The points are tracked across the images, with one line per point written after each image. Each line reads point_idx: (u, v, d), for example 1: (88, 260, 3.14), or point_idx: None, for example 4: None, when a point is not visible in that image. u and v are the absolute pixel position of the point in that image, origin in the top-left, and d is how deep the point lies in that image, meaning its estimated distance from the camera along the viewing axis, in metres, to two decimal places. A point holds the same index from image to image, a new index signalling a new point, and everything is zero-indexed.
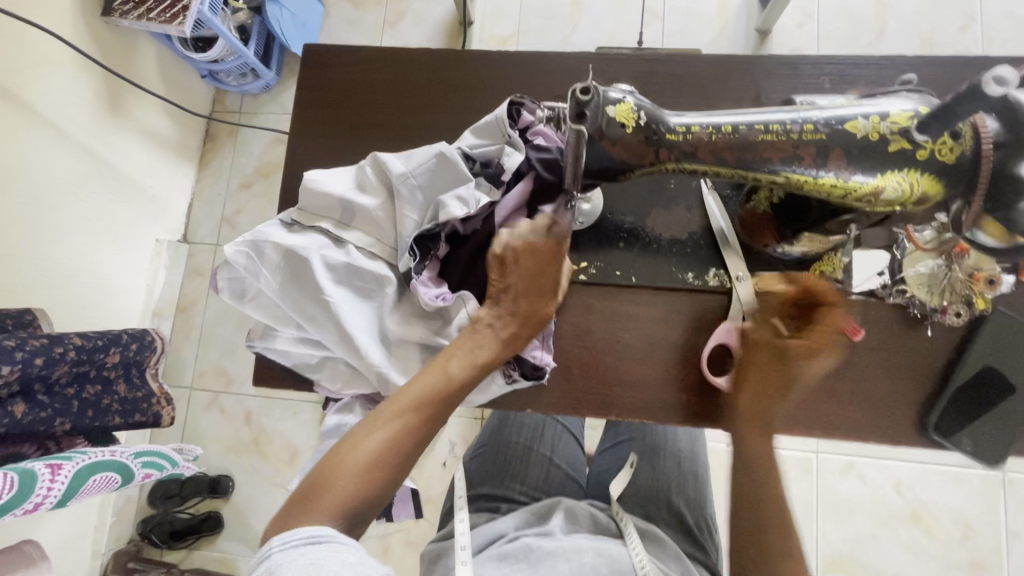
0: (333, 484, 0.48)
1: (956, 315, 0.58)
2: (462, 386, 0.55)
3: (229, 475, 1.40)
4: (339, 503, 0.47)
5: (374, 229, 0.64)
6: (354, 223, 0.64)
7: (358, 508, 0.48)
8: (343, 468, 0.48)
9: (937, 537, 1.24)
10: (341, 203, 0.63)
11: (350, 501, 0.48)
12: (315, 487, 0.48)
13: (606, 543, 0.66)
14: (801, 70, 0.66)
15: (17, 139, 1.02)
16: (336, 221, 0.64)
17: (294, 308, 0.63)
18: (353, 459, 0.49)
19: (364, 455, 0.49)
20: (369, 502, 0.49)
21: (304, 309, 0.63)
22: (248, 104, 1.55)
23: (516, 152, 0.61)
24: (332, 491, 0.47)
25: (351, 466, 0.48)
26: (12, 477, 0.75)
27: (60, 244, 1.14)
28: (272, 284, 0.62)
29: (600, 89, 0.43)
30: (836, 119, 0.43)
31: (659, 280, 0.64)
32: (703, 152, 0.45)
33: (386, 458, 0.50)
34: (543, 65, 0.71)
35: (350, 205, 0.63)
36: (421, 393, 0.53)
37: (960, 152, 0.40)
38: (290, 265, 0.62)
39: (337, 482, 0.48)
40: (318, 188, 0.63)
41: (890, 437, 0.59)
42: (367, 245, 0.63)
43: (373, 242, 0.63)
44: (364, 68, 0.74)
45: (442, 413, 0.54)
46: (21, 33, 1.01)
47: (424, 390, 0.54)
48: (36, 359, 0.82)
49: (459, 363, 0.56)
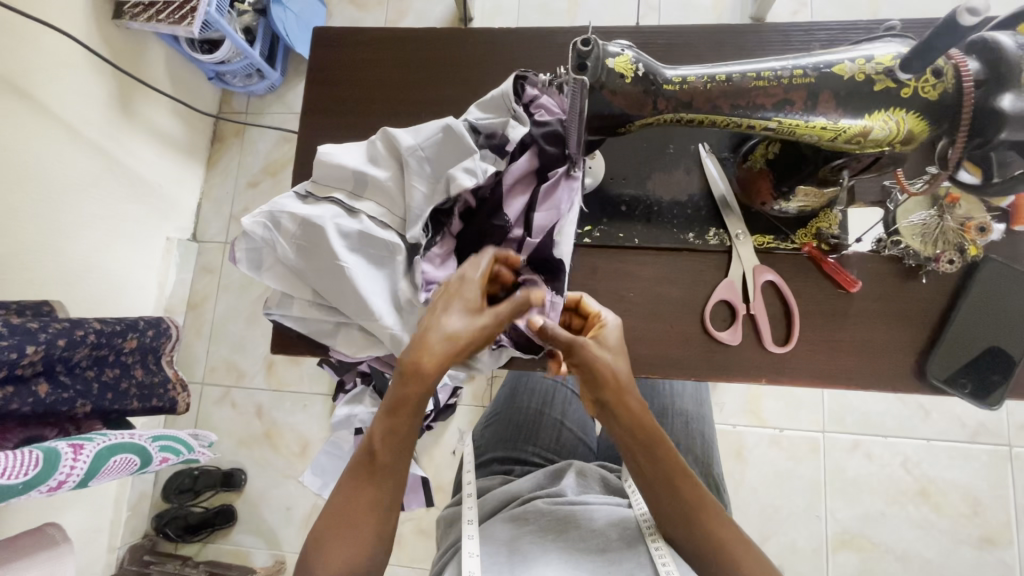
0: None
1: (949, 263, 0.60)
2: (390, 447, 0.53)
3: (242, 468, 1.42)
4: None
5: (384, 200, 0.65)
6: (365, 194, 0.64)
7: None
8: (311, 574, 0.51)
9: (945, 513, 1.24)
10: (353, 175, 0.64)
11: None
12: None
13: (615, 505, 0.67)
14: (791, 37, 0.68)
15: (32, 137, 1.06)
16: (349, 193, 0.65)
17: (311, 276, 0.64)
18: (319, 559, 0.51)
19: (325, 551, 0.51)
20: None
21: (320, 276, 0.64)
22: (255, 104, 1.58)
23: (521, 125, 0.62)
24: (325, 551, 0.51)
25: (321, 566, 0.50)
26: (36, 455, 0.77)
27: (74, 240, 1.17)
28: (289, 254, 0.64)
29: (599, 42, 0.45)
30: (824, 64, 0.45)
31: (663, 240, 0.66)
32: (699, 102, 0.48)
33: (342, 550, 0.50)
34: (543, 43, 0.74)
35: (362, 178, 0.64)
36: (354, 470, 0.53)
37: (943, 89, 0.43)
38: (303, 233, 0.62)
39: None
40: (330, 163, 0.64)
41: (888, 384, 0.61)
42: (379, 215, 0.64)
43: (384, 213, 0.64)
44: (370, 51, 0.77)
45: (388, 482, 0.53)
46: (36, 34, 1.05)
47: (358, 465, 0.53)
48: (58, 341, 0.84)
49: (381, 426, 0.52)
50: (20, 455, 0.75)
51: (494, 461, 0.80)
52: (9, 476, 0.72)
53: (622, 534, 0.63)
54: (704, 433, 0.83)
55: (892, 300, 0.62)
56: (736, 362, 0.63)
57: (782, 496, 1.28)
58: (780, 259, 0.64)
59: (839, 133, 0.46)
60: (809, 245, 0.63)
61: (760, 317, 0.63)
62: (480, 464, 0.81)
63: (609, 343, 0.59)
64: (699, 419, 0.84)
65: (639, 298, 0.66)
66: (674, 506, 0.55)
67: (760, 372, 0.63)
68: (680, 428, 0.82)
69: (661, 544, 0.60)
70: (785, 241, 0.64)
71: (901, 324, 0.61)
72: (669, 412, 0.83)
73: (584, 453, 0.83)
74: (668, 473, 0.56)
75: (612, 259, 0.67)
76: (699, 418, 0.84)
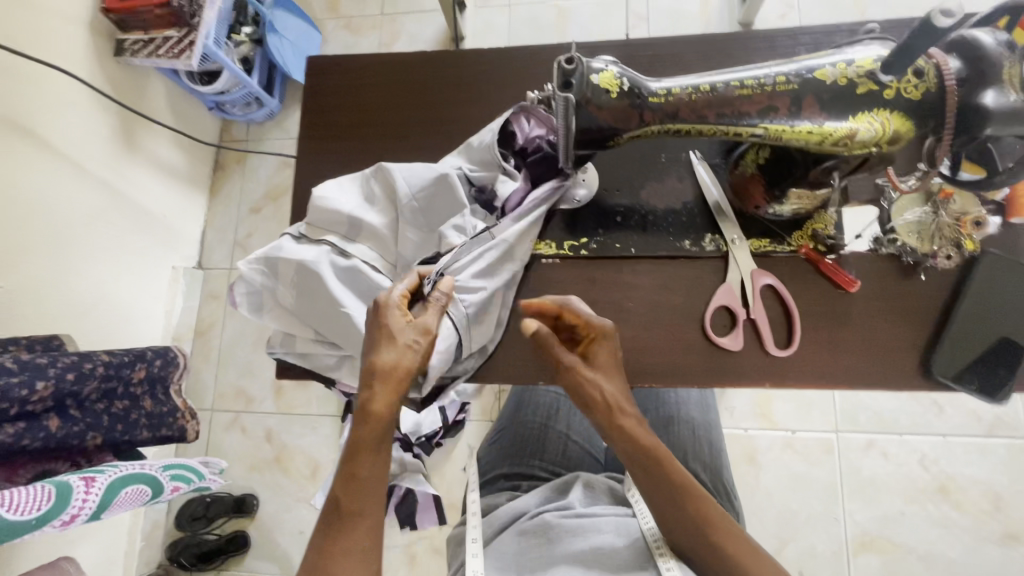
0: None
1: (946, 258, 0.60)
2: (361, 493, 0.52)
3: (254, 493, 1.42)
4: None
5: (378, 245, 0.67)
6: (360, 237, 0.67)
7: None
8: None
9: (967, 510, 1.22)
10: (348, 219, 0.66)
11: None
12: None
13: (624, 516, 0.67)
14: (777, 43, 0.69)
15: (39, 174, 1.08)
16: (343, 236, 0.67)
17: (309, 314, 0.65)
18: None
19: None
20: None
21: (318, 314, 0.65)
22: (254, 131, 1.61)
23: (510, 181, 0.66)
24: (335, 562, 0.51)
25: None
26: (48, 489, 0.77)
27: (81, 273, 1.18)
28: (287, 295, 0.66)
29: (583, 59, 0.47)
30: (806, 70, 0.46)
31: (659, 249, 0.66)
32: (685, 112, 0.48)
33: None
34: (532, 60, 0.76)
35: (357, 223, 0.66)
36: (326, 528, 0.52)
37: (925, 89, 0.43)
38: (299, 275, 0.65)
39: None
40: (325, 206, 0.66)
41: (894, 383, 0.60)
42: (372, 258, 0.67)
43: (378, 256, 0.67)
44: (365, 76, 0.79)
45: (363, 536, 0.51)
46: (39, 75, 1.08)
47: (331, 522, 0.52)
48: (67, 375, 0.84)
49: (346, 473, 0.52)
50: (32, 491, 0.76)
51: (502, 477, 0.80)
52: (20, 512, 0.72)
53: (633, 545, 0.62)
54: (713, 440, 0.82)
55: (893, 297, 0.61)
56: (740, 368, 0.63)
57: (799, 500, 1.26)
58: (778, 261, 0.64)
59: (826, 136, 0.46)
60: (805, 247, 0.63)
61: (759, 320, 0.63)
62: (487, 480, 0.80)
63: (600, 362, 0.59)
64: (707, 427, 0.83)
65: (639, 307, 0.66)
66: (685, 519, 0.56)
67: (763, 377, 0.62)
68: (688, 436, 0.81)
69: (671, 559, 0.60)
70: (781, 244, 0.64)
71: (903, 321, 0.61)
72: (677, 420, 0.83)
73: (593, 466, 0.82)
74: (672, 488, 0.56)
75: (609, 269, 0.67)
76: (707, 425, 0.83)
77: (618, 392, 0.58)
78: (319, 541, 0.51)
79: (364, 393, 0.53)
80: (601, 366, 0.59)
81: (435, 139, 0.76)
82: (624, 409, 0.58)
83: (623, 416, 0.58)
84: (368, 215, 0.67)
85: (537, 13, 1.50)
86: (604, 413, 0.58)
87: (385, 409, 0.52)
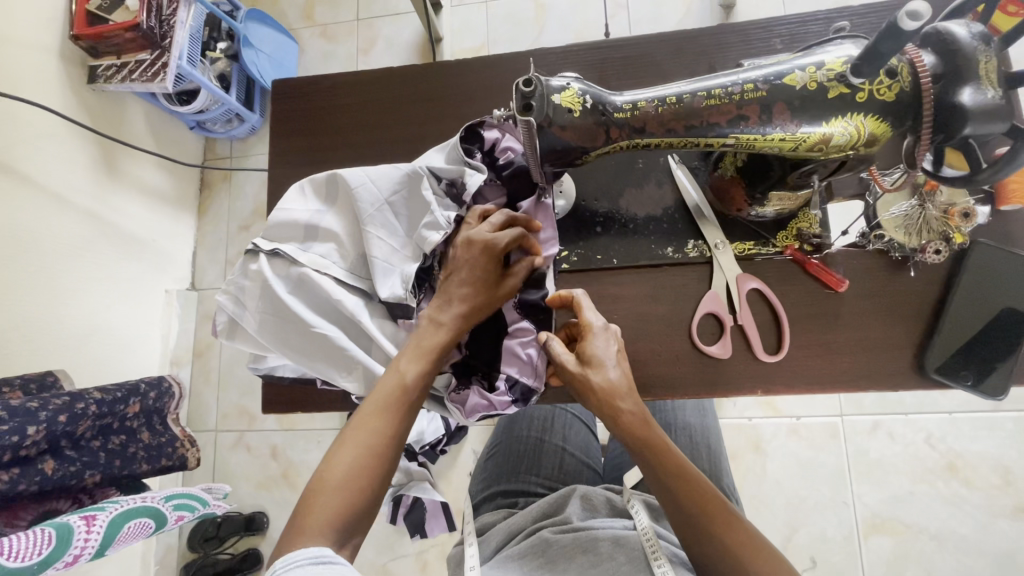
0: (317, 512, 0.48)
1: (936, 253, 0.57)
2: (421, 382, 0.56)
3: (263, 511, 1.42)
4: (327, 526, 0.48)
5: (338, 245, 0.66)
6: (319, 240, 0.66)
7: (347, 520, 0.49)
8: (321, 497, 0.49)
9: (976, 486, 1.21)
10: (305, 227, 0.66)
11: (340, 517, 0.49)
12: (297, 518, 0.48)
13: (620, 528, 0.66)
14: (752, 35, 0.67)
15: (24, 211, 1.06)
16: (302, 242, 0.66)
17: (276, 338, 0.65)
18: (332, 482, 0.50)
19: (342, 477, 0.50)
20: (358, 517, 0.50)
21: (285, 338, 0.65)
22: (238, 148, 1.59)
23: (477, 173, 0.62)
24: (316, 511, 0.48)
25: (336, 487, 0.50)
26: (49, 532, 0.75)
27: (72, 306, 1.16)
28: (252, 320, 0.66)
29: (542, 80, 0.46)
30: (774, 75, 0.44)
31: (641, 258, 0.65)
32: (651, 126, 0.47)
33: (363, 476, 0.51)
34: (502, 67, 0.74)
35: (314, 229, 0.66)
36: (385, 399, 0.55)
37: (899, 88, 0.41)
38: (263, 299, 0.65)
39: (323, 507, 0.49)
40: (284, 217, 0.66)
41: (888, 382, 0.59)
42: (333, 259, 0.66)
43: (338, 256, 0.66)
44: (334, 94, 0.77)
45: (411, 417, 0.56)
46: (17, 111, 1.05)
47: (389, 394, 0.55)
48: (59, 416, 0.81)
49: (421, 363, 0.57)
50: (31, 535, 0.73)
51: (498, 494, 0.79)
52: (20, 559, 0.70)
53: (631, 557, 0.62)
54: (711, 444, 0.82)
55: (883, 293, 0.60)
56: (729, 376, 0.62)
57: (808, 486, 1.25)
58: (763, 264, 0.63)
59: (799, 142, 0.45)
60: (790, 248, 0.62)
61: (747, 326, 0.61)
62: (483, 498, 0.80)
63: (598, 354, 0.59)
64: (704, 430, 0.83)
65: (625, 319, 0.65)
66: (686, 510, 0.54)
67: (754, 384, 0.61)
68: (685, 444, 0.81)
69: (667, 566, 0.60)
70: (766, 245, 0.62)
71: (894, 317, 0.60)
72: (673, 427, 0.83)
73: (590, 477, 0.82)
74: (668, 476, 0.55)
75: (594, 281, 0.66)
76: (703, 429, 0.83)
77: (619, 382, 0.58)
78: (372, 407, 0.54)
79: (452, 306, 0.59)
80: (616, 384, 0.58)
81: (408, 157, 0.75)
82: (619, 400, 0.57)
83: (623, 404, 0.57)
84: (325, 220, 0.66)
85: (515, 9, 1.47)
86: (600, 403, 0.58)
87: (460, 328, 0.59)
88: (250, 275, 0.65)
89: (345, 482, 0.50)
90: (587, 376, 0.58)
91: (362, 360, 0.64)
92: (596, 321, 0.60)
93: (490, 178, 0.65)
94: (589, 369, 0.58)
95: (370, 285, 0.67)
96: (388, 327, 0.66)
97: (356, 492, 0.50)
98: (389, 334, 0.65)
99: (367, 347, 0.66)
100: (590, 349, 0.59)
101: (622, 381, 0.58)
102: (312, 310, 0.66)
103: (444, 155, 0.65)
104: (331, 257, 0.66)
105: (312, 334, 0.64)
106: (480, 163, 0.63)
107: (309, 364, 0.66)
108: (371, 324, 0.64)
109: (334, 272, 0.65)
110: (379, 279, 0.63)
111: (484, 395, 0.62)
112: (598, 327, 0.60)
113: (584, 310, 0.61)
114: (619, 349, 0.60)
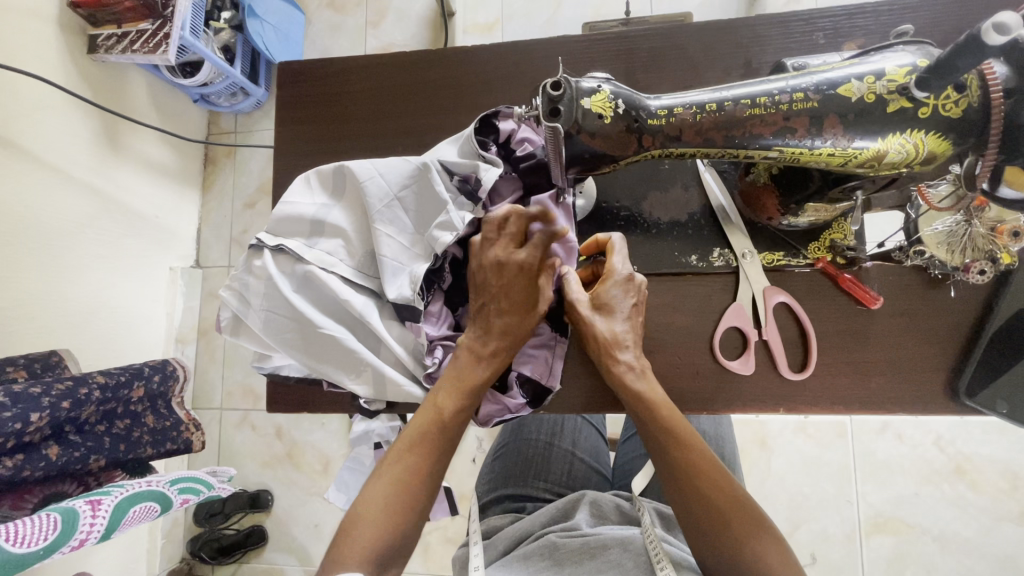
0: (357, 541, 0.50)
1: (979, 273, 0.54)
2: (458, 416, 0.56)
3: (268, 489, 1.42)
4: (372, 555, 0.50)
5: (346, 242, 0.63)
6: (325, 236, 0.63)
7: (386, 553, 0.51)
8: (362, 529, 0.51)
9: (983, 489, 1.17)
10: (310, 222, 0.63)
11: (383, 548, 0.51)
12: (339, 546, 0.51)
13: (628, 533, 0.64)
14: (792, 27, 0.62)
15: (23, 186, 1.02)
16: (307, 238, 0.63)
17: (280, 337, 0.63)
18: (371, 515, 0.52)
19: (379, 508, 0.52)
20: (398, 546, 0.52)
21: (291, 337, 0.63)
22: (243, 122, 1.54)
23: (492, 167, 0.58)
24: (358, 541, 0.50)
25: (374, 521, 0.51)
26: (54, 517, 0.69)
27: (74, 284, 1.12)
28: (256, 316, 0.63)
29: (572, 83, 0.45)
30: (828, 85, 0.43)
31: (663, 266, 0.61)
32: (688, 134, 0.47)
33: (401, 512, 0.52)
34: (524, 53, 0.69)
35: (321, 224, 0.63)
36: (419, 433, 0.55)
37: (967, 104, 0.40)
38: (269, 297, 0.62)
39: (364, 538, 0.50)
40: (288, 211, 0.63)
41: (917, 404, 0.57)
42: (341, 257, 0.63)
43: (346, 253, 0.63)
44: (344, 80, 0.73)
45: (446, 447, 0.56)
46: (13, 81, 1.00)
47: (423, 426, 0.56)
48: (63, 402, 0.75)
49: (457, 397, 0.56)
50: (36, 520, 0.68)
51: (505, 498, 0.78)
52: (25, 544, 0.65)
53: (638, 562, 0.60)
54: (724, 453, 0.81)
55: (916, 313, 0.58)
56: (749, 392, 0.60)
57: (812, 484, 1.22)
58: (791, 276, 0.60)
59: (849, 158, 0.44)
60: (822, 260, 0.59)
61: (773, 341, 0.59)
62: (490, 501, 0.79)
63: (608, 301, 0.57)
64: (716, 439, 0.82)
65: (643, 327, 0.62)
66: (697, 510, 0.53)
67: (775, 401, 0.59)
68: None
69: (670, 568, 0.58)
70: (796, 257, 0.59)
71: (926, 338, 0.58)
72: None
73: (598, 482, 0.81)
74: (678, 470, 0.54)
75: None
76: (716, 437, 0.82)
77: (624, 335, 0.57)
78: (408, 441, 0.55)
79: (494, 334, 0.57)
80: (621, 335, 0.57)
81: (421, 148, 0.71)
82: (617, 354, 0.57)
83: (624, 355, 0.57)
84: (329, 214, 0.63)
85: None
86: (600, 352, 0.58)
87: (501, 360, 0.57)
88: (254, 272, 0.63)
89: (384, 514, 0.52)
90: (593, 324, 0.58)
91: (371, 363, 0.62)
92: (620, 269, 0.58)
93: (505, 172, 0.62)
94: (597, 317, 0.58)
95: (377, 285, 0.64)
96: (395, 328, 0.63)
97: (393, 521, 0.52)
98: (396, 335, 0.63)
99: (375, 348, 0.64)
100: (605, 296, 0.57)
101: (624, 334, 0.57)
102: (317, 307, 0.63)
103: (458, 148, 0.61)
104: (338, 255, 0.63)
105: (319, 334, 0.62)
106: (495, 156, 0.60)
107: (317, 365, 0.63)
108: (380, 325, 0.62)
109: (340, 271, 0.62)
110: (387, 278, 0.60)
111: (498, 400, 0.60)
112: (622, 276, 0.58)
113: (612, 255, 0.58)
114: (636, 300, 0.58)
